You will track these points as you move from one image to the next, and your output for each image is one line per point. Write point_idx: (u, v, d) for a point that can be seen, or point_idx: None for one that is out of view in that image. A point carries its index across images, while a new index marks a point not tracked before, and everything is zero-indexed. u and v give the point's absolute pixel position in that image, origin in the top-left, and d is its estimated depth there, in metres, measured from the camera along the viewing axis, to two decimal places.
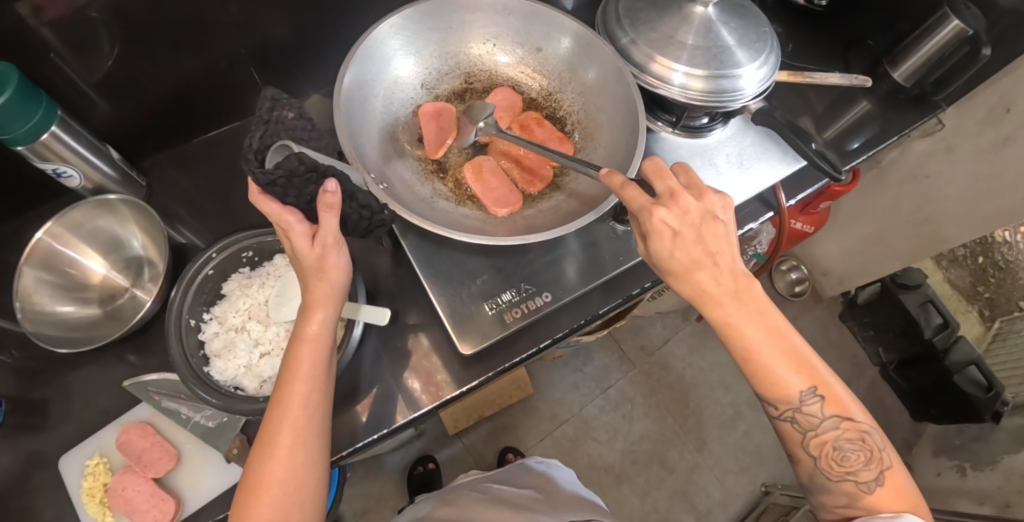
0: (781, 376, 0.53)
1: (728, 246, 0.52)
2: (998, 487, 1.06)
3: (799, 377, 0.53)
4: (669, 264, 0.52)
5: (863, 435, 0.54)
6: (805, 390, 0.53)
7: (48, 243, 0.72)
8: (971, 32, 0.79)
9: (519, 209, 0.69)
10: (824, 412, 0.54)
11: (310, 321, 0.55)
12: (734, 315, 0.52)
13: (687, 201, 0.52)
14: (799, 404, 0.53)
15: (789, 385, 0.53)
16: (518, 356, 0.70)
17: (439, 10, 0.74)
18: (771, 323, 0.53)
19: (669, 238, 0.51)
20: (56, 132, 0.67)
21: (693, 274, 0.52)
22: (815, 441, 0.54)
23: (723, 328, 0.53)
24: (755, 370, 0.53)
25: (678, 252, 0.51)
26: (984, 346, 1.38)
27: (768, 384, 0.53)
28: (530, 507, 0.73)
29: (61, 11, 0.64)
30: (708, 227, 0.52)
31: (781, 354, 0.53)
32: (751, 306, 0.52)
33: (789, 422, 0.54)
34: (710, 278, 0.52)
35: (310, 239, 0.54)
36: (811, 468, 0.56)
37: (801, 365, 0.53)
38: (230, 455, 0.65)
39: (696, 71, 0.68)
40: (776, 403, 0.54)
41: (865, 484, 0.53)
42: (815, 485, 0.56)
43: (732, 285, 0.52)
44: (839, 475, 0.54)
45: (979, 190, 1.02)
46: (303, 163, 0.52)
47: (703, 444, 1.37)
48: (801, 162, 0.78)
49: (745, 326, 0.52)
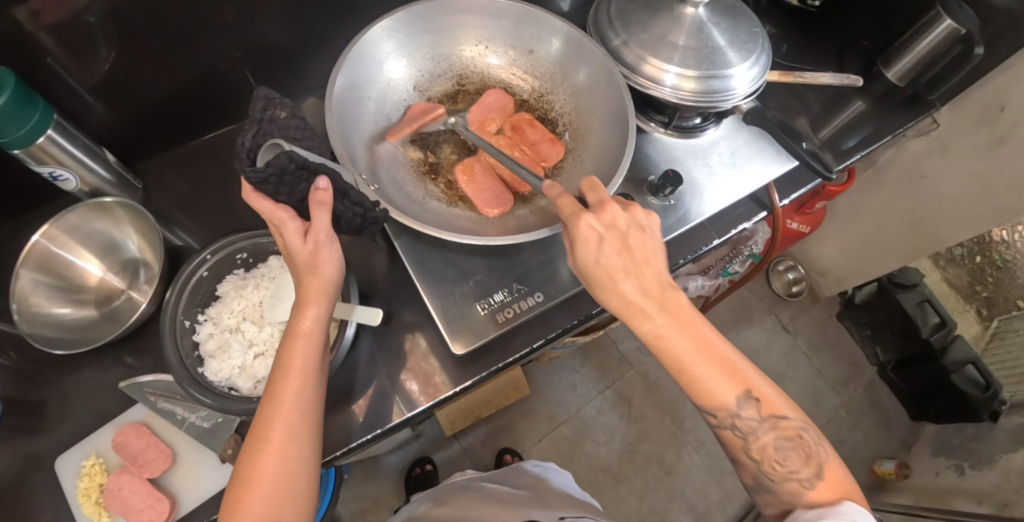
0: (714, 383, 0.53)
1: (654, 255, 0.55)
2: (997, 486, 1.05)
3: (732, 384, 0.54)
4: (595, 270, 0.54)
5: (799, 433, 0.54)
6: (740, 395, 0.54)
7: (45, 245, 0.72)
8: (963, 32, 0.79)
9: (510, 209, 0.70)
10: (760, 414, 0.54)
11: (303, 316, 0.56)
12: (664, 328, 0.53)
13: (613, 210, 0.55)
14: (736, 411, 0.54)
15: (723, 393, 0.53)
16: (512, 356, 0.70)
17: (431, 14, 0.74)
18: (699, 334, 0.53)
19: (596, 244, 0.53)
20: (53, 134, 0.68)
21: (620, 280, 0.53)
22: (756, 445, 0.54)
23: (654, 340, 0.53)
24: (690, 382, 0.54)
25: (603, 259, 0.53)
26: (983, 345, 1.39)
27: (702, 393, 0.54)
28: (523, 505, 0.73)
29: (58, 16, 0.64)
30: (635, 235, 0.54)
31: (713, 363, 0.53)
32: (679, 318, 0.53)
33: (729, 428, 0.54)
34: (634, 287, 0.53)
35: (302, 235, 0.55)
36: (755, 472, 0.55)
37: (733, 372, 0.54)
38: (226, 455, 0.66)
39: (687, 71, 0.68)
40: (714, 411, 0.54)
41: (807, 481, 0.52)
42: (758, 485, 0.56)
43: (660, 296, 0.54)
44: (782, 476, 0.53)
45: (974, 189, 1.02)
46: (292, 161, 0.52)
47: (701, 444, 1.37)
48: (794, 161, 0.78)
49: (673, 337, 0.53)
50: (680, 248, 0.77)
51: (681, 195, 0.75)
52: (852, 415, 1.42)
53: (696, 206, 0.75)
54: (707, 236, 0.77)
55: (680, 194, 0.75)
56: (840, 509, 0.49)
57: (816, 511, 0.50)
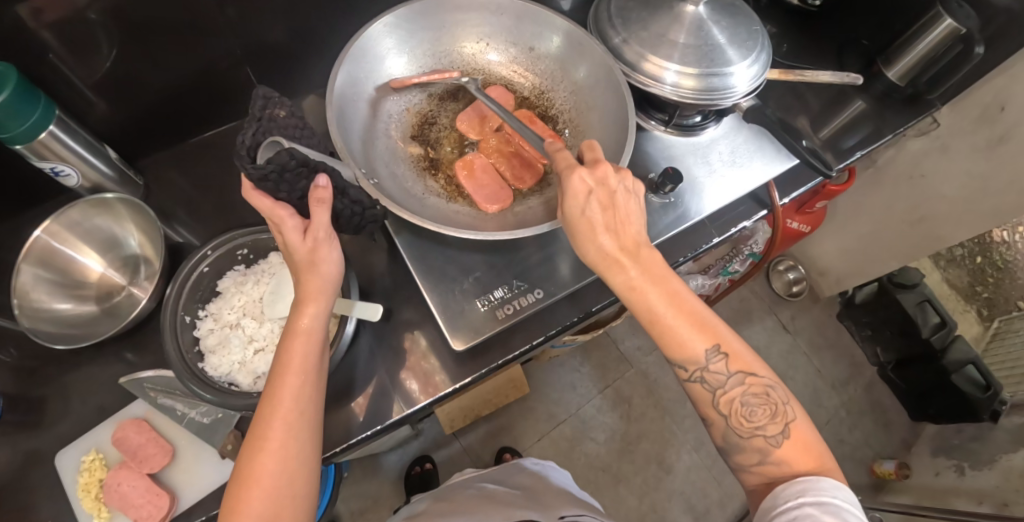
0: (684, 336, 0.54)
1: (637, 215, 0.56)
2: (997, 486, 1.05)
3: (702, 337, 0.54)
4: (577, 223, 0.55)
5: (767, 389, 0.54)
6: (708, 348, 0.54)
7: (46, 241, 0.72)
8: (964, 31, 0.80)
9: (509, 205, 0.70)
10: (728, 369, 0.54)
11: (303, 315, 0.56)
12: (637, 281, 0.54)
13: (607, 169, 0.55)
14: (705, 363, 0.54)
15: (691, 344, 0.54)
16: (511, 354, 0.70)
17: (432, 10, 0.75)
18: (672, 288, 0.54)
19: (581, 201, 0.54)
20: (55, 131, 0.68)
21: (601, 234, 0.54)
22: (724, 399, 0.54)
23: (628, 293, 0.54)
24: (660, 333, 0.55)
25: (587, 213, 0.54)
26: (984, 346, 1.38)
27: (671, 345, 0.55)
28: (521, 504, 0.73)
29: (60, 13, 0.64)
30: (622, 197, 0.55)
31: (683, 316, 0.54)
32: (654, 273, 0.55)
33: (699, 382, 0.54)
34: (613, 241, 0.54)
35: (301, 234, 0.55)
36: (724, 428, 0.55)
37: (702, 326, 0.54)
38: (225, 450, 0.67)
39: (687, 69, 0.68)
40: (684, 363, 0.55)
41: (774, 438, 0.52)
42: (729, 445, 0.55)
43: (638, 253, 0.55)
44: (749, 432, 0.53)
45: (975, 188, 1.02)
46: (293, 158, 0.53)
47: (701, 444, 1.37)
48: (794, 160, 0.78)
49: (648, 290, 0.54)
50: (680, 246, 0.77)
51: (680, 193, 0.75)
52: (852, 415, 1.42)
53: (696, 204, 0.75)
54: (707, 233, 0.77)
55: (680, 191, 0.75)
56: (819, 485, 0.49)
57: (796, 486, 0.49)
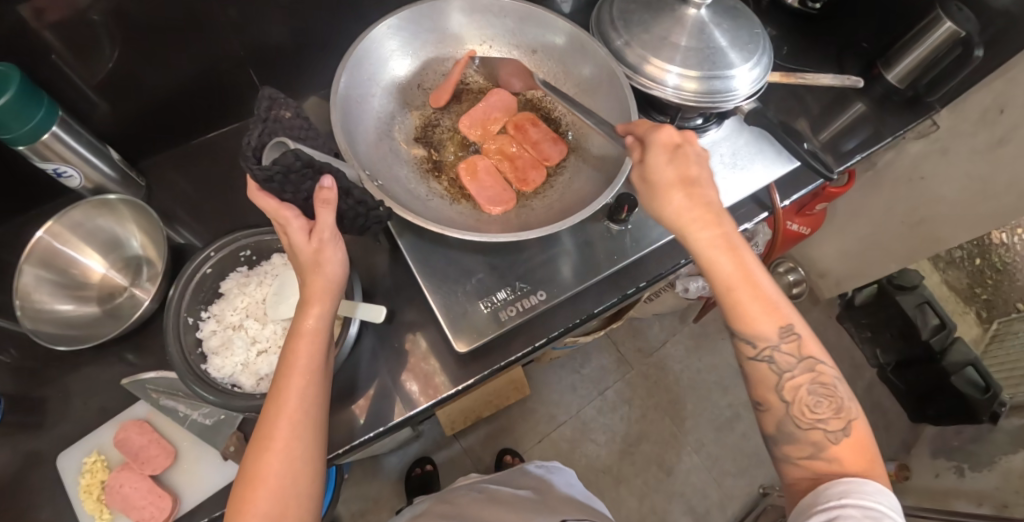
0: (757, 311, 0.54)
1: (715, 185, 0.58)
2: (996, 487, 1.06)
3: (774, 315, 0.55)
4: (660, 177, 0.56)
5: (832, 383, 0.54)
6: (779, 328, 0.54)
7: (48, 242, 0.72)
8: (963, 34, 0.80)
9: (513, 207, 0.70)
10: (798, 353, 0.54)
11: (307, 316, 0.56)
12: (716, 241, 0.55)
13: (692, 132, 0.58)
14: (776, 343, 0.54)
15: (762, 320, 0.54)
16: (513, 356, 0.70)
17: (436, 12, 0.75)
18: (748, 258, 0.55)
19: (665, 155, 0.57)
20: (57, 132, 0.68)
21: (683, 189, 0.56)
22: (789, 385, 0.54)
23: (705, 252, 0.55)
24: (733, 305, 0.55)
25: (670, 167, 0.56)
26: (984, 347, 1.39)
27: (743, 318, 0.55)
28: (524, 506, 0.73)
29: (62, 14, 0.64)
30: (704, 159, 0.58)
31: (756, 290, 0.55)
32: (732, 239, 0.55)
33: (766, 361, 0.55)
34: (696, 198, 0.56)
35: (306, 234, 0.55)
36: (781, 416, 0.55)
37: (773, 306, 0.55)
38: (229, 451, 0.67)
39: (689, 72, 0.68)
40: (753, 339, 0.55)
41: (833, 434, 0.52)
42: (782, 435, 0.54)
43: (719, 216, 0.56)
44: (808, 423, 0.53)
45: (974, 191, 1.02)
46: (299, 159, 0.52)
47: (701, 446, 1.37)
48: (795, 162, 0.78)
49: (724, 254, 0.54)
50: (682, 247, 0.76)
51: None
52: None
53: None
54: None
55: None
56: (863, 488, 0.48)
57: (838, 486, 0.49)
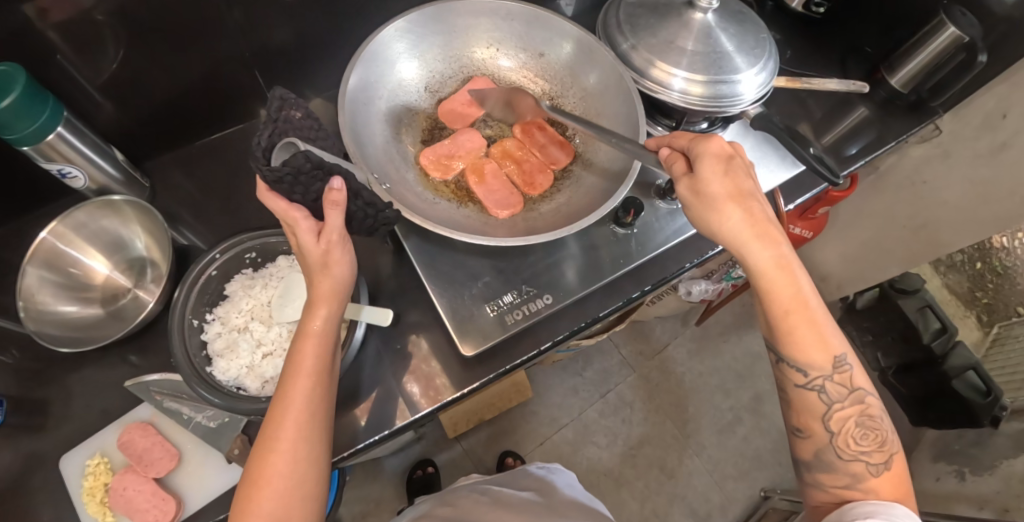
0: (812, 339, 0.54)
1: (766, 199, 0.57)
2: (997, 492, 1.06)
3: (830, 346, 0.54)
4: (717, 191, 0.55)
5: (877, 418, 0.55)
6: (832, 358, 0.54)
7: (52, 242, 0.72)
8: (966, 40, 0.79)
9: (519, 211, 0.71)
10: (848, 386, 0.55)
11: (315, 316, 0.55)
12: (773, 258, 0.54)
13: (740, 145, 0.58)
14: (829, 373, 0.54)
15: (817, 349, 0.54)
16: (518, 359, 0.70)
17: (444, 15, 0.75)
18: (801, 281, 0.54)
19: (720, 166, 0.55)
20: (62, 132, 0.68)
21: (737, 203, 0.55)
22: (837, 416, 0.55)
23: (761, 268, 0.54)
24: (787, 330, 0.54)
25: (728, 178, 0.55)
26: (984, 351, 1.39)
27: (796, 345, 0.54)
28: (528, 509, 0.73)
29: (67, 13, 0.64)
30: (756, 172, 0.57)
31: (813, 316, 0.54)
32: (786, 257, 0.55)
33: (816, 390, 0.55)
34: (754, 212, 0.55)
35: (315, 235, 0.55)
36: (822, 444, 0.55)
37: (827, 333, 0.54)
38: (232, 455, 0.66)
39: (695, 76, 0.68)
40: (805, 368, 0.54)
41: (875, 466, 0.53)
42: (818, 462, 0.55)
43: (774, 233, 0.55)
44: (851, 454, 0.54)
45: (976, 195, 1.02)
46: (309, 161, 0.53)
47: (702, 449, 1.37)
48: (799, 167, 0.79)
49: (780, 274, 0.54)
50: (687, 250, 0.75)
51: None
52: None
53: None
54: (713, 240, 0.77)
55: None
56: (891, 510, 0.50)
57: (866, 506, 0.51)
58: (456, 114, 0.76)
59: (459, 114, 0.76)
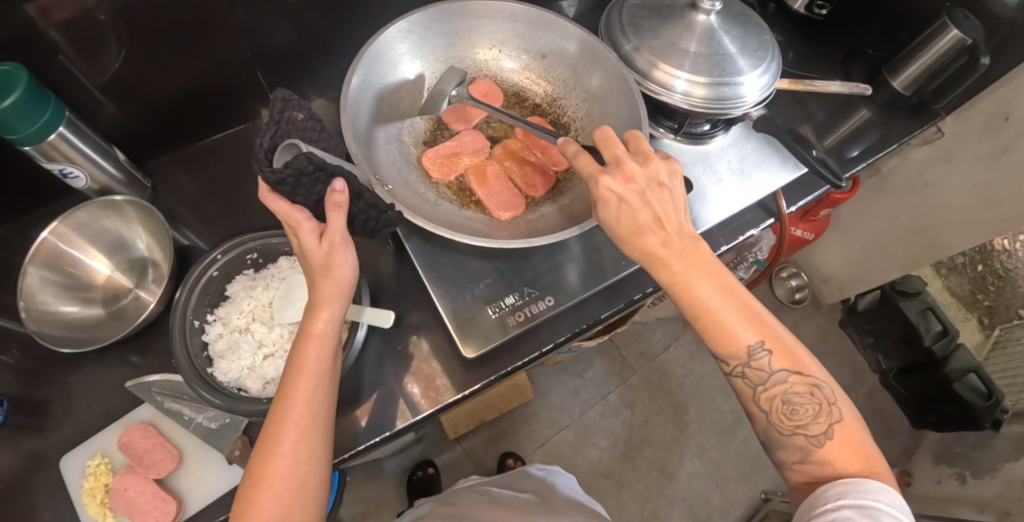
0: (731, 330, 0.53)
1: (674, 210, 0.54)
2: (998, 495, 1.06)
3: (750, 330, 0.53)
4: (617, 229, 0.54)
5: (813, 388, 0.53)
6: (755, 342, 0.53)
7: (53, 243, 0.72)
8: (969, 42, 0.78)
9: (522, 213, 0.70)
10: (772, 366, 0.53)
11: (317, 318, 0.55)
12: (682, 275, 0.53)
13: (632, 167, 0.54)
14: (749, 359, 0.53)
15: (737, 337, 0.53)
16: (521, 361, 0.70)
17: (447, 16, 0.75)
18: (718, 278, 0.53)
19: (614, 208, 0.54)
20: (64, 132, 0.68)
21: (639, 238, 0.54)
22: (766, 395, 0.54)
23: (672, 287, 0.54)
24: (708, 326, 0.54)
25: (625, 217, 0.54)
26: (985, 354, 1.39)
27: (717, 338, 0.54)
28: (526, 509, 0.73)
29: (70, 13, 0.64)
30: (654, 192, 0.54)
31: (735, 305, 0.53)
32: (696, 264, 0.53)
33: (739, 378, 0.54)
34: (659, 241, 0.53)
35: (317, 237, 0.55)
36: (765, 424, 0.55)
37: (753, 316, 0.53)
38: (233, 456, 0.65)
39: (698, 78, 0.68)
40: (726, 358, 0.54)
41: (816, 438, 0.52)
42: (771, 441, 0.55)
43: (681, 250, 0.53)
44: (790, 430, 0.53)
45: (978, 197, 1.02)
46: (311, 163, 0.53)
47: (702, 450, 1.37)
48: (802, 169, 0.78)
49: (694, 284, 0.53)
50: None
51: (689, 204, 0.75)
52: None
53: (703, 214, 0.74)
54: (715, 243, 0.77)
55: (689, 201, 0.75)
56: (861, 487, 0.48)
57: (837, 487, 0.49)
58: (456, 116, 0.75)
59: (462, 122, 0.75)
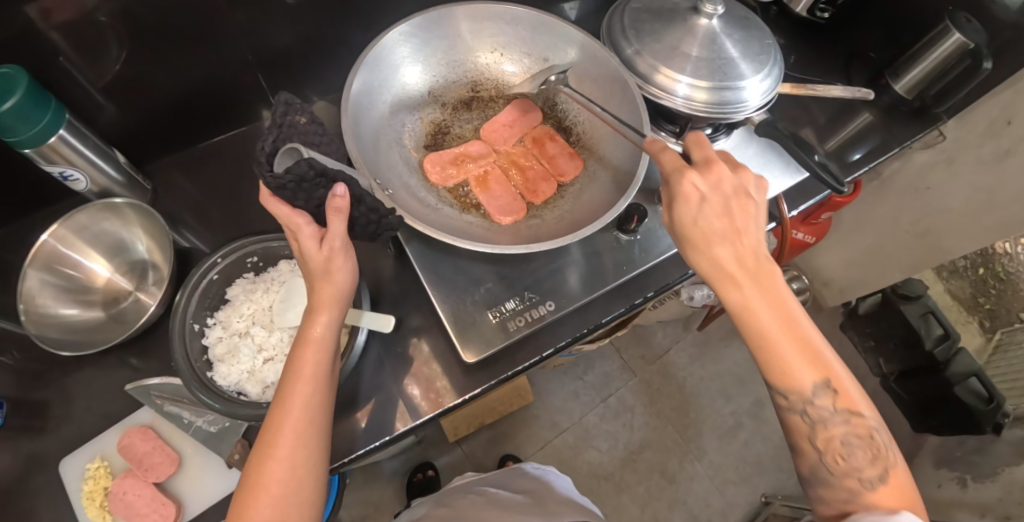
0: (795, 365, 0.51)
1: (755, 225, 0.53)
2: (998, 499, 1.05)
3: (814, 369, 0.52)
4: (691, 231, 0.53)
5: (870, 432, 0.52)
6: (817, 381, 0.52)
7: (53, 245, 0.72)
8: (972, 46, 0.79)
9: (522, 218, 0.70)
10: (834, 405, 0.52)
11: (315, 323, 0.55)
12: (751, 298, 0.51)
13: (721, 170, 0.54)
14: (810, 396, 0.52)
15: (800, 374, 0.51)
16: (521, 365, 0.70)
17: (449, 19, 0.75)
18: (786, 308, 0.52)
19: (695, 204, 0.53)
20: (64, 134, 0.67)
21: (716, 246, 0.52)
22: (823, 435, 0.53)
23: (740, 310, 0.52)
24: (771, 358, 0.52)
25: (701, 220, 0.52)
26: (986, 358, 1.39)
27: (779, 372, 0.52)
28: (524, 511, 0.72)
29: (70, 15, 0.64)
30: (739, 200, 0.53)
31: (799, 343, 0.52)
32: (769, 288, 0.52)
33: (798, 413, 0.53)
34: (733, 256, 0.52)
35: (317, 242, 0.55)
36: (813, 463, 0.53)
37: (816, 358, 0.52)
38: (233, 460, 0.65)
39: (700, 82, 0.68)
40: (785, 392, 0.53)
41: (869, 483, 0.51)
42: (815, 480, 0.54)
43: (758, 268, 0.52)
44: (842, 473, 0.52)
45: (980, 202, 1.02)
46: (312, 168, 0.52)
47: (702, 453, 1.36)
48: (804, 173, 0.78)
49: (761, 311, 0.51)
50: None
51: None
52: None
53: None
54: None
55: None
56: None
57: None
58: (499, 135, 0.75)
59: (523, 121, 0.76)
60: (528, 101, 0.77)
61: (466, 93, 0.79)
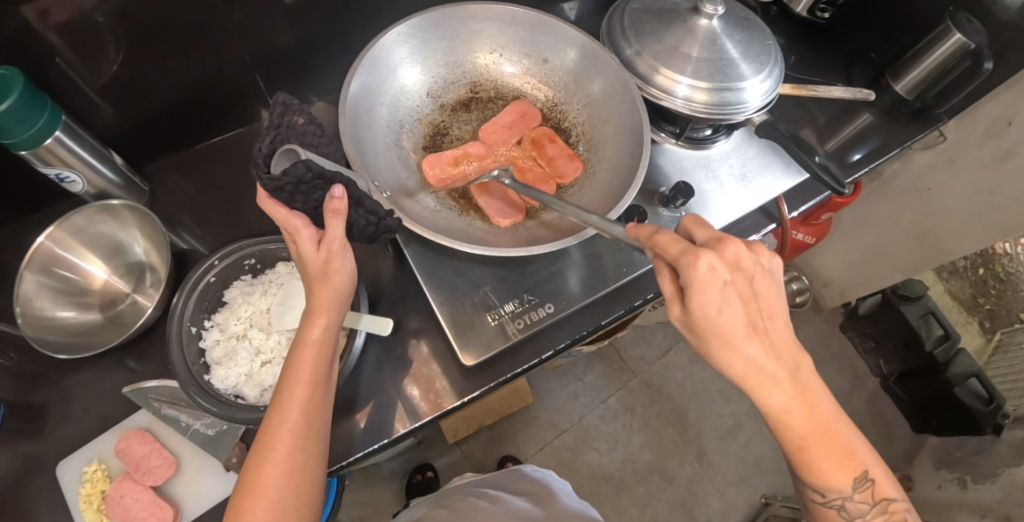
0: (833, 466, 0.50)
1: (779, 309, 0.48)
2: (998, 500, 1.05)
3: (852, 467, 0.50)
4: (714, 329, 0.46)
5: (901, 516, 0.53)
6: (854, 481, 0.50)
7: (50, 247, 0.71)
8: (973, 46, 0.78)
9: (522, 220, 0.69)
10: (872, 498, 0.51)
11: (313, 326, 0.55)
12: (787, 402, 0.48)
13: (737, 249, 0.46)
14: (849, 494, 0.51)
15: (838, 475, 0.50)
16: (520, 368, 0.70)
17: (447, 20, 0.75)
18: (823, 409, 0.49)
19: (717, 296, 0.45)
20: (61, 136, 0.67)
21: (746, 342, 0.46)
22: None
23: (776, 414, 0.48)
24: (809, 461, 0.50)
25: (726, 318, 0.45)
26: (986, 358, 1.38)
27: (818, 473, 0.50)
28: None
29: (67, 15, 0.63)
30: (761, 281, 0.47)
31: (835, 443, 0.50)
32: (805, 391, 0.48)
33: (836, 509, 0.51)
34: (764, 353, 0.46)
35: (316, 244, 0.54)
36: None
37: (854, 458, 0.50)
38: (230, 462, 0.66)
39: (700, 83, 0.67)
40: (822, 489, 0.51)
41: None
42: None
43: (789, 359, 0.47)
44: None
45: (980, 203, 1.02)
46: (310, 170, 0.51)
47: (703, 455, 1.36)
48: (803, 175, 0.77)
49: (798, 415, 0.48)
50: None
51: (691, 208, 0.75)
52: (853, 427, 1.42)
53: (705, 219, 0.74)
54: None
55: (691, 206, 0.75)
56: None
57: None
58: (499, 137, 0.74)
59: (522, 122, 0.75)
60: (528, 102, 0.77)
61: (465, 95, 0.78)
